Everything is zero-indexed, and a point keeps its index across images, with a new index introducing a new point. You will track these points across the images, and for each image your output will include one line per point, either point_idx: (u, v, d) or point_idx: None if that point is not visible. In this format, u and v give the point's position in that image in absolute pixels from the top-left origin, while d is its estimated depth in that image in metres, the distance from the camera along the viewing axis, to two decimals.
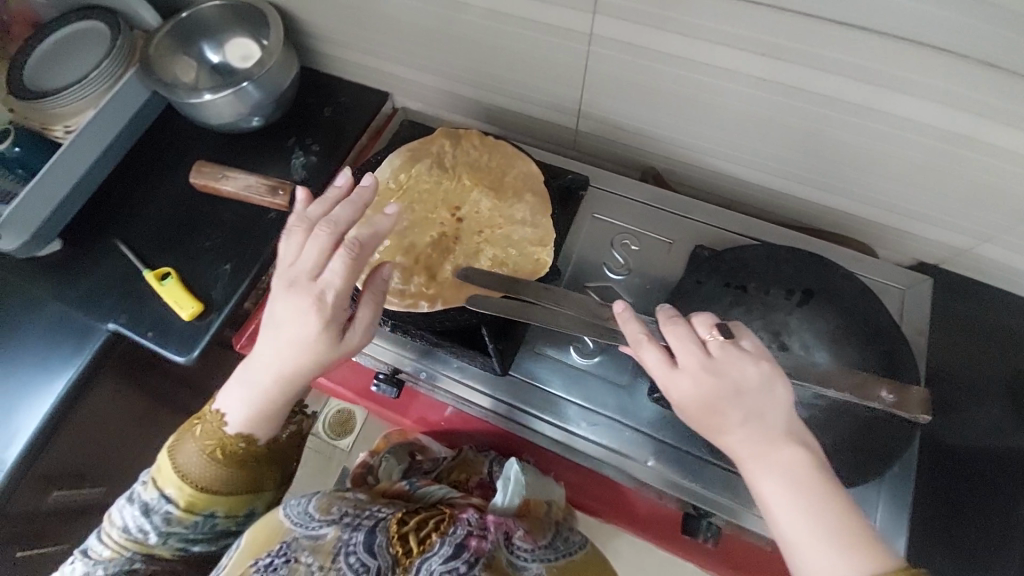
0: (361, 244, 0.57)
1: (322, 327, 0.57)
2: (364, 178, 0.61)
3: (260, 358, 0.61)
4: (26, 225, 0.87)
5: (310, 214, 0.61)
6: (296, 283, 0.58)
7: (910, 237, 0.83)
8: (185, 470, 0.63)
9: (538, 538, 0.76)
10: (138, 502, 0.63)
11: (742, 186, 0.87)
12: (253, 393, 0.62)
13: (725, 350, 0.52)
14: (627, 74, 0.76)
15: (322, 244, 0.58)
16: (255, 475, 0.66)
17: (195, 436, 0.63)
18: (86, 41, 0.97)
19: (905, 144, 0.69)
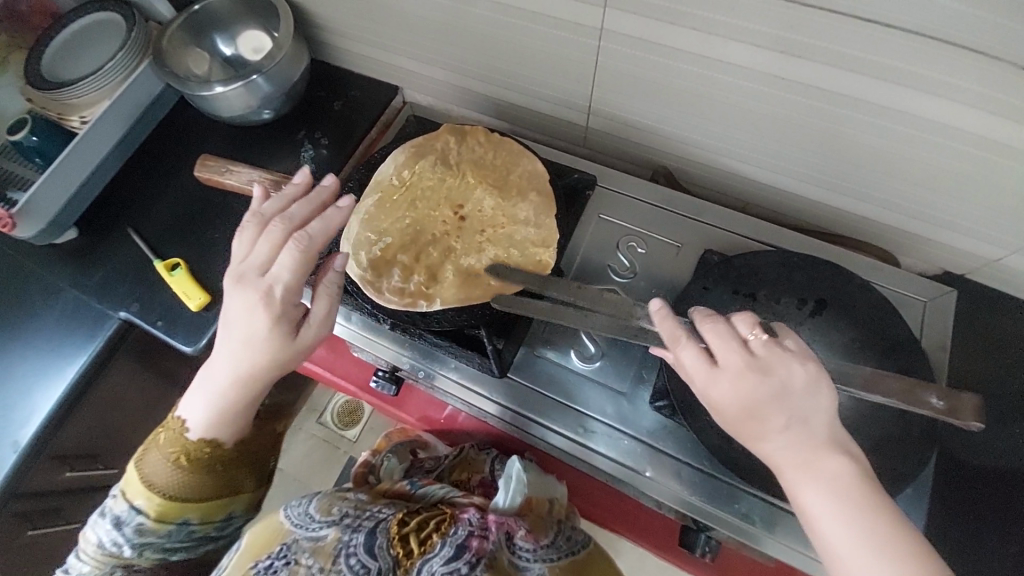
0: (310, 236, 0.60)
1: (273, 322, 0.59)
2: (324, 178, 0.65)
3: (218, 356, 0.63)
4: (42, 213, 0.88)
5: (265, 212, 0.64)
6: (245, 278, 0.60)
7: (934, 244, 0.80)
8: (151, 480, 0.63)
9: (539, 537, 0.73)
10: (109, 517, 0.63)
11: (757, 188, 0.84)
12: (214, 396, 0.63)
13: (769, 349, 0.50)
14: (639, 70, 0.73)
15: (274, 238, 0.61)
16: (226, 478, 0.66)
17: (159, 445, 0.64)
18: (103, 33, 0.98)
19: (932, 147, 0.65)
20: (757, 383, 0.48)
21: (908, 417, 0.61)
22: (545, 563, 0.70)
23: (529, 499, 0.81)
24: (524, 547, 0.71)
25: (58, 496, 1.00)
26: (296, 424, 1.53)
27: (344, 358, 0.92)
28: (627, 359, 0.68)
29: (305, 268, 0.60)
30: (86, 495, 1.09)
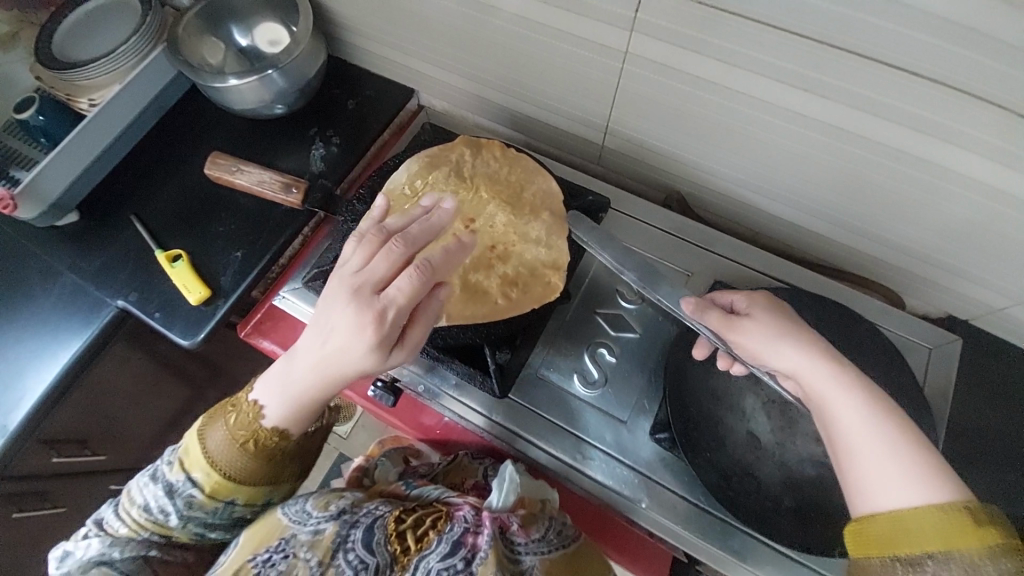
0: (432, 267, 0.56)
1: (372, 345, 0.55)
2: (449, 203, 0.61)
3: (306, 357, 0.60)
4: (45, 195, 0.87)
5: (387, 227, 0.60)
6: (358, 292, 0.56)
7: (941, 288, 0.80)
8: (213, 456, 0.65)
9: (532, 531, 0.70)
10: (163, 483, 0.66)
11: (768, 219, 0.84)
12: (294, 391, 0.62)
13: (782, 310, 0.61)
14: (659, 95, 0.73)
15: (395, 258, 0.57)
16: (280, 467, 0.68)
17: (228, 423, 0.65)
18: (117, 15, 0.97)
19: (946, 195, 0.65)
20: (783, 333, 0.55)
21: None
22: (539, 557, 0.69)
23: (523, 499, 0.73)
24: (519, 541, 0.69)
25: (42, 480, 0.99)
26: None
27: None
28: (630, 387, 0.67)
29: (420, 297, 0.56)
30: (71, 479, 1.07)
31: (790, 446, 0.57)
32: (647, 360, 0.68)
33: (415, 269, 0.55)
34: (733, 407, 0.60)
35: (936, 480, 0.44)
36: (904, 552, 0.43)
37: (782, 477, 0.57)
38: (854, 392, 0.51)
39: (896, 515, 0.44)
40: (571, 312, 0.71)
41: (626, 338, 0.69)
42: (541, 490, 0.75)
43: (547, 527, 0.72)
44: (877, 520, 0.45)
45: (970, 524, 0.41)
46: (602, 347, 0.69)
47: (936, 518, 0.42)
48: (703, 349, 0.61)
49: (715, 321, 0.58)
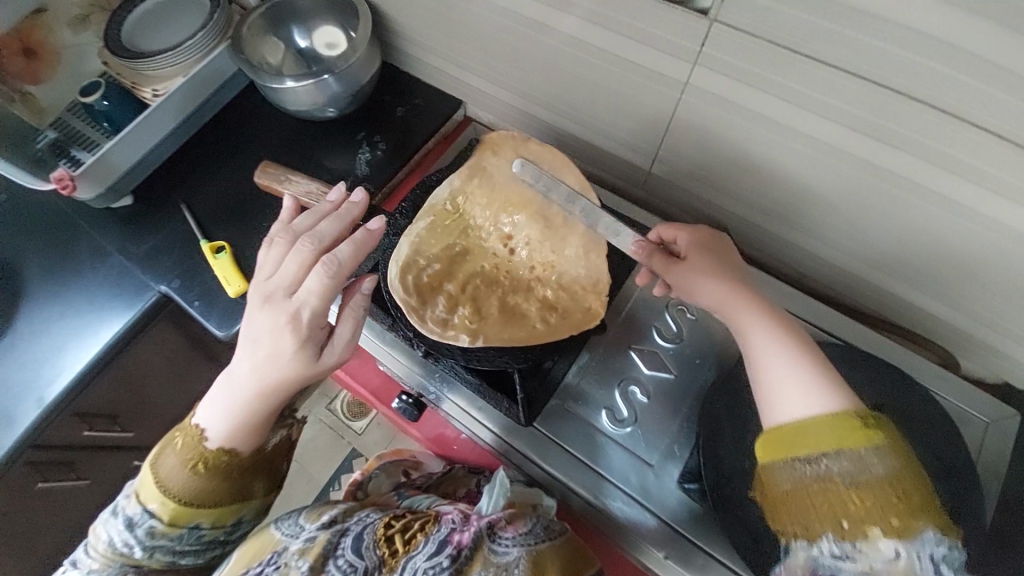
0: (338, 262, 0.61)
1: (298, 346, 0.61)
2: (355, 194, 0.68)
3: (240, 371, 0.63)
4: (102, 178, 0.90)
5: (296, 228, 0.67)
6: (273, 298, 0.62)
7: (999, 354, 0.75)
8: (167, 484, 0.62)
9: (518, 524, 0.68)
10: (122, 517, 0.63)
11: (818, 264, 0.81)
12: (231, 404, 0.63)
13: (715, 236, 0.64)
14: (715, 129, 0.71)
15: (303, 259, 0.63)
16: (243, 483, 0.66)
17: (177, 449, 0.63)
18: (186, 10, 1.01)
19: (1019, 260, 0.62)
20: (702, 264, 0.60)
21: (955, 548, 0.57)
22: (526, 550, 0.65)
23: (512, 504, 0.72)
24: (504, 536, 0.66)
25: (71, 451, 1.02)
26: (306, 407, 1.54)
27: (369, 370, 0.87)
28: (661, 429, 0.65)
29: (333, 291, 0.62)
30: (98, 452, 1.10)
31: None
32: (682, 402, 0.66)
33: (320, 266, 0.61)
34: None
35: (832, 391, 0.48)
36: (808, 453, 0.46)
37: None
38: (753, 308, 0.57)
39: (801, 421, 0.47)
40: (604, 345, 0.69)
41: (660, 378, 0.67)
42: (534, 495, 0.74)
43: (533, 522, 0.69)
44: (787, 431, 0.48)
45: (865, 425, 0.45)
46: (633, 384, 0.67)
47: (836, 423, 0.46)
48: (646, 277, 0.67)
49: (660, 262, 0.62)
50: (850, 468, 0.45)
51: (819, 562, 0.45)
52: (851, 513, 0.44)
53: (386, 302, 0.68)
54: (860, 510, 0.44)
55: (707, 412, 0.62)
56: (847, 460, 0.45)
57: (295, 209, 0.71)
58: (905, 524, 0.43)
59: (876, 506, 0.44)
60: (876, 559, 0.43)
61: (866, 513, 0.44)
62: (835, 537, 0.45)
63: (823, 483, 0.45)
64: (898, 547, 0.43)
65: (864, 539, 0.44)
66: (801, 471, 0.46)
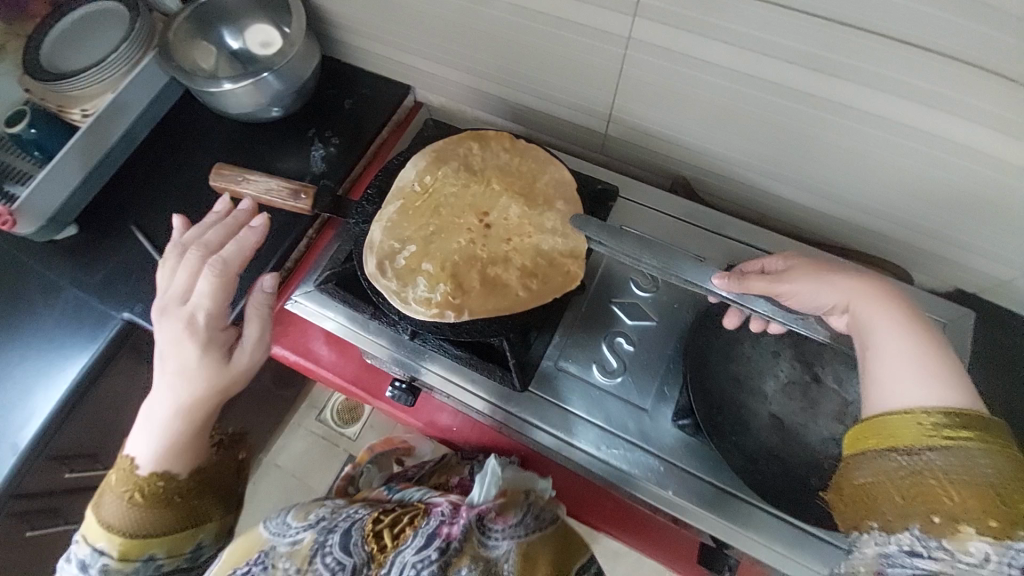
0: (225, 262, 0.66)
1: (201, 351, 0.63)
2: (243, 203, 0.71)
3: (157, 392, 0.64)
4: (43, 211, 0.86)
5: (185, 241, 0.69)
6: (169, 309, 0.65)
7: (946, 262, 0.79)
8: (110, 521, 0.62)
9: (509, 516, 0.71)
10: (75, 562, 0.62)
11: (775, 203, 0.84)
12: (150, 426, 0.64)
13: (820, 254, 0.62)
14: (661, 80, 0.73)
15: (193, 267, 0.66)
16: (193, 507, 0.66)
17: (113, 486, 0.63)
18: (104, 23, 0.95)
19: (956, 170, 0.65)
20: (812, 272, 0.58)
21: None
22: (516, 540, 0.68)
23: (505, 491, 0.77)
24: (495, 528, 0.69)
25: (53, 498, 0.98)
26: (295, 421, 1.51)
27: (353, 363, 0.87)
28: (650, 374, 0.67)
29: (225, 293, 0.65)
30: (83, 495, 1.06)
31: (812, 426, 0.60)
32: (666, 347, 0.68)
33: (209, 270, 0.65)
34: (755, 391, 0.62)
35: (944, 378, 0.47)
36: (903, 445, 0.45)
37: (807, 457, 0.59)
38: (883, 307, 0.53)
39: (910, 415, 0.45)
40: (587, 302, 0.71)
41: (643, 326, 0.69)
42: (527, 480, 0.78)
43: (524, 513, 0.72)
44: (882, 420, 0.46)
45: (974, 425, 0.43)
46: (619, 336, 0.69)
47: (940, 418, 0.44)
48: (733, 318, 0.63)
49: (761, 283, 0.58)
50: (950, 463, 0.43)
51: (890, 557, 0.43)
52: (944, 509, 0.42)
53: (368, 291, 0.68)
54: (954, 505, 0.42)
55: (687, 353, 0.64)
56: (947, 453, 0.43)
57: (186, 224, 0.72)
58: (1006, 532, 0.40)
59: (974, 502, 0.41)
60: (962, 561, 0.40)
61: (960, 510, 0.41)
62: (919, 532, 0.43)
63: (917, 475, 0.43)
64: (991, 550, 0.40)
65: (954, 538, 0.41)
66: (892, 463, 0.45)
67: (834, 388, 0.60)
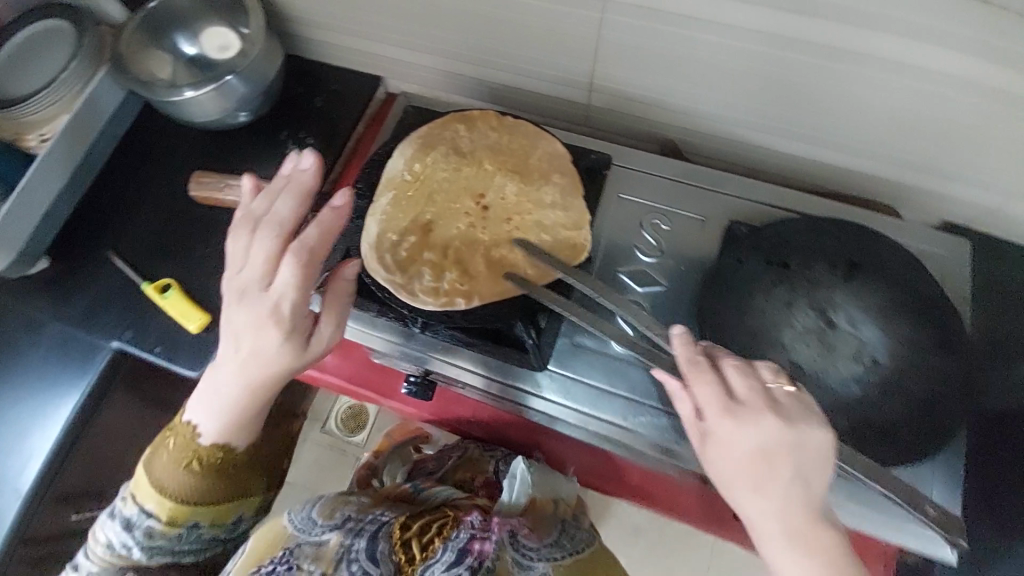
0: (309, 247, 0.53)
1: (284, 338, 0.54)
2: (308, 161, 0.57)
3: (226, 371, 0.57)
4: (11, 245, 0.81)
5: (254, 211, 0.57)
6: (246, 293, 0.55)
7: (937, 197, 0.78)
8: (163, 484, 0.60)
9: (543, 536, 0.75)
10: (119, 519, 0.61)
11: (764, 158, 0.83)
12: (222, 404, 0.58)
13: (791, 398, 0.50)
14: (643, 41, 0.71)
15: (270, 247, 0.54)
16: (239, 483, 0.63)
17: (168, 449, 0.61)
18: (47, 40, 0.89)
19: (942, 103, 0.65)
20: (755, 455, 0.47)
21: (945, 365, 0.59)
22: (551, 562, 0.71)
23: (534, 500, 0.81)
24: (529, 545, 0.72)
25: (67, 540, 0.94)
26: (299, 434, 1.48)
27: (357, 364, 0.86)
28: None
29: (313, 279, 0.54)
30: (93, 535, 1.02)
31: (830, 370, 0.58)
32: (678, 310, 0.68)
33: (292, 253, 0.53)
34: (772, 341, 0.59)
35: None
36: None
37: (834, 400, 0.58)
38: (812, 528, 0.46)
39: None
40: (595, 274, 0.69)
41: (654, 291, 0.68)
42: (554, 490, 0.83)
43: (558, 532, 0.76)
44: None
45: None
46: (633, 304, 0.68)
47: None
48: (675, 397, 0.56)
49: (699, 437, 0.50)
50: None
51: None
52: None
53: (372, 289, 0.65)
54: None
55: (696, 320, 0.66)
56: None
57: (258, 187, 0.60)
58: None
59: None
60: None
61: None
62: None
63: None
64: None
65: None
66: None
67: (849, 331, 0.58)
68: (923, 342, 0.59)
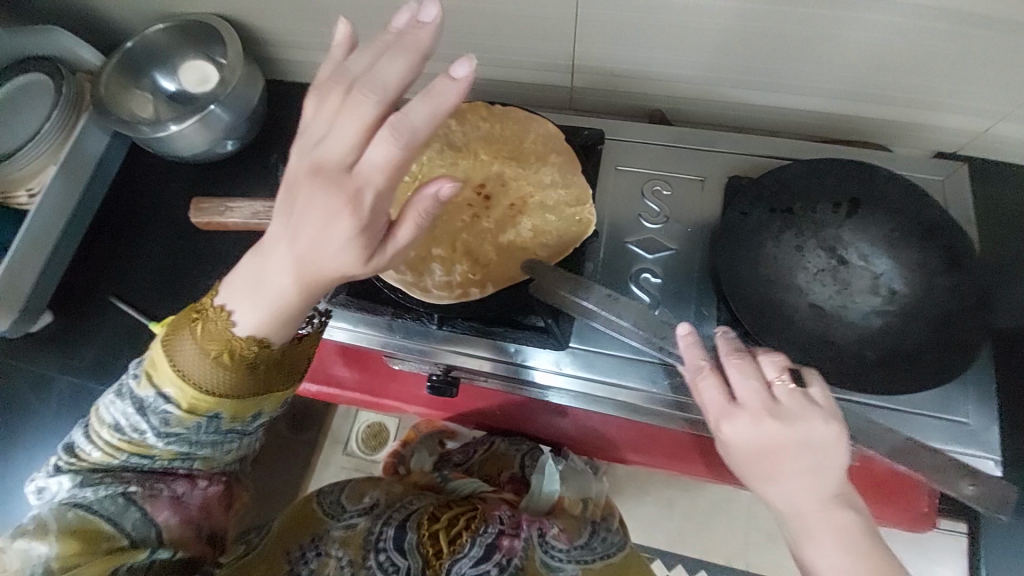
0: (412, 127, 0.39)
1: (353, 234, 0.42)
2: (427, 12, 0.41)
3: (279, 253, 0.46)
4: (13, 303, 0.81)
5: (352, 69, 0.43)
6: (325, 167, 0.42)
7: (925, 128, 0.79)
8: (185, 370, 0.50)
9: (574, 538, 0.71)
10: (131, 400, 0.51)
11: (752, 115, 0.84)
12: (269, 294, 0.47)
13: (794, 397, 0.47)
14: (618, 15, 0.72)
15: (364, 116, 0.41)
16: (271, 379, 0.53)
17: (195, 335, 0.50)
18: (27, 96, 0.89)
19: (919, 34, 0.65)
20: (758, 456, 0.46)
21: (960, 287, 0.59)
22: (580, 564, 0.68)
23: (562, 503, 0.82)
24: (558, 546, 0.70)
25: None
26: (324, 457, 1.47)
27: (381, 376, 0.88)
28: (684, 301, 0.67)
29: (406, 170, 0.41)
30: None
31: (851, 305, 0.61)
32: (691, 271, 0.68)
33: (390, 131, 0.40)
34: (788, 287, 0.61)
35: None
36: None
37: (857, 335, 0.60)
38: (832, 523, 0.44)
39: None
40: (604, 250, 0.70)
41: (664, 257, 0.69)
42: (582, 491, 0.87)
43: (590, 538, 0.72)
44: None
45: None
46: (645, 272, 0.68)
47: None
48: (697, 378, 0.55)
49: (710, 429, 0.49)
50: None
51: None
52: None
53: (383, 295, 0.65)
54: None
55: (706, 280, 0.67)
56: None
57: (353, 44, 0.46)
58: None
59: None
60: None
61: None
62: None
63: None
64: None
65: None
66: None
67: (860, 266, 0.61)
68: (931, 268, 0.60)
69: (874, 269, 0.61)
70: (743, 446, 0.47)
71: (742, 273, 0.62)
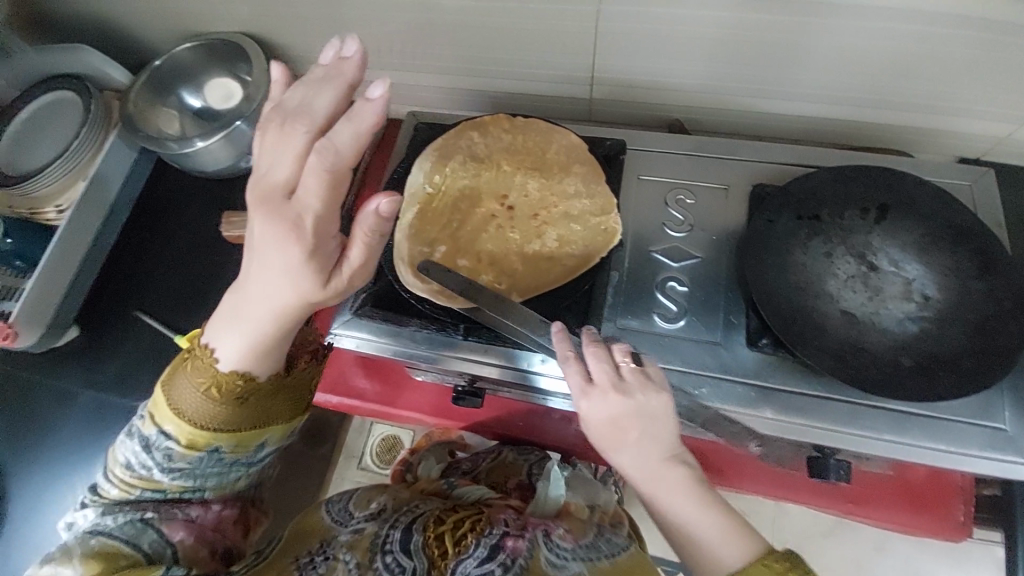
0: (335, 148, 0.40)
1: (305, 259, 0.44)
2: (349, 46, 0.44)
3: (251, 288, 0.50)
4: (41, 319, 0.82)
5: (286, 103, 0.44)
6: (268, 198, 0.43)
7: (947, 134, 0.79)
8: (180, 407, 0.54)
9: (579, 538, 0.70)
10: (137, 439, 0.56)
11: (772, 123, 0.84)
12: (246, 326, 0.51)
13: (637, 376, 0.52)
14: (639, 27, 0.72)
15: (297, 146, 0.42)
16: (263, 408, 0.57)
17: (188, 372, 0.54)
18: (56, 114, 0.91)
19: (942, 42, 0.65)
20: (611, 429, 0.52)
21: (995, 289, 0.58)
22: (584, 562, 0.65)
23: (569, 506, 0.79)
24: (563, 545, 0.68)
25: None
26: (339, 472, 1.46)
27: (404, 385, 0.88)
28: (711, 309, 0.66)
29: (341, 193, 0.42)
30: None
31: (883, 312, 0.60)
32: (718, 278, 0.68)
33: (317, 154, 0.40)
34: (819, 294, 0.60)
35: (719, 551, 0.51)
36: None
37: (891, 342, 0.58)
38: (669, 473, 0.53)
39: None
40: (629, 259, 0.69)
41: (690, 265, 0.68)
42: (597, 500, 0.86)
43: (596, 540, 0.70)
44: None
45: None
46: (671, 280, 0.68)
47: None
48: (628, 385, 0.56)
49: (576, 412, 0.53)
50: None
51: None
52: None
53: (410, 304, 0.65)
54: None
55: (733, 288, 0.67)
56: None
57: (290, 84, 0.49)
58: None
59: None
60: None
61: None
62: None
63: None
64: None
65: None
66: None
67: (891, 272, 0.60)
68: (964, 272, 0.60)
69: (903, 275, 0.60)
70: (595, 423, 0.52)
71: (769, 280, 0.61)
